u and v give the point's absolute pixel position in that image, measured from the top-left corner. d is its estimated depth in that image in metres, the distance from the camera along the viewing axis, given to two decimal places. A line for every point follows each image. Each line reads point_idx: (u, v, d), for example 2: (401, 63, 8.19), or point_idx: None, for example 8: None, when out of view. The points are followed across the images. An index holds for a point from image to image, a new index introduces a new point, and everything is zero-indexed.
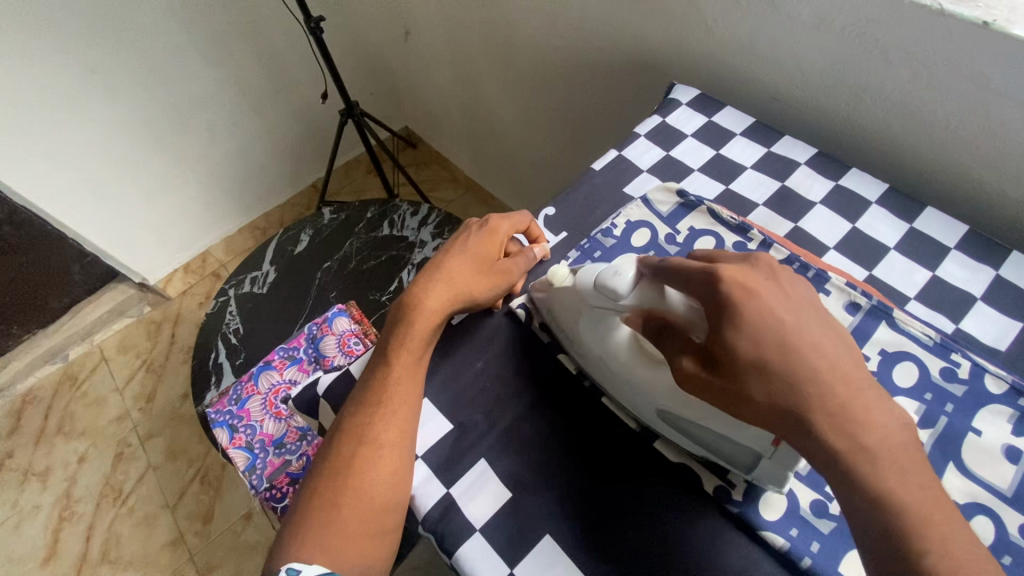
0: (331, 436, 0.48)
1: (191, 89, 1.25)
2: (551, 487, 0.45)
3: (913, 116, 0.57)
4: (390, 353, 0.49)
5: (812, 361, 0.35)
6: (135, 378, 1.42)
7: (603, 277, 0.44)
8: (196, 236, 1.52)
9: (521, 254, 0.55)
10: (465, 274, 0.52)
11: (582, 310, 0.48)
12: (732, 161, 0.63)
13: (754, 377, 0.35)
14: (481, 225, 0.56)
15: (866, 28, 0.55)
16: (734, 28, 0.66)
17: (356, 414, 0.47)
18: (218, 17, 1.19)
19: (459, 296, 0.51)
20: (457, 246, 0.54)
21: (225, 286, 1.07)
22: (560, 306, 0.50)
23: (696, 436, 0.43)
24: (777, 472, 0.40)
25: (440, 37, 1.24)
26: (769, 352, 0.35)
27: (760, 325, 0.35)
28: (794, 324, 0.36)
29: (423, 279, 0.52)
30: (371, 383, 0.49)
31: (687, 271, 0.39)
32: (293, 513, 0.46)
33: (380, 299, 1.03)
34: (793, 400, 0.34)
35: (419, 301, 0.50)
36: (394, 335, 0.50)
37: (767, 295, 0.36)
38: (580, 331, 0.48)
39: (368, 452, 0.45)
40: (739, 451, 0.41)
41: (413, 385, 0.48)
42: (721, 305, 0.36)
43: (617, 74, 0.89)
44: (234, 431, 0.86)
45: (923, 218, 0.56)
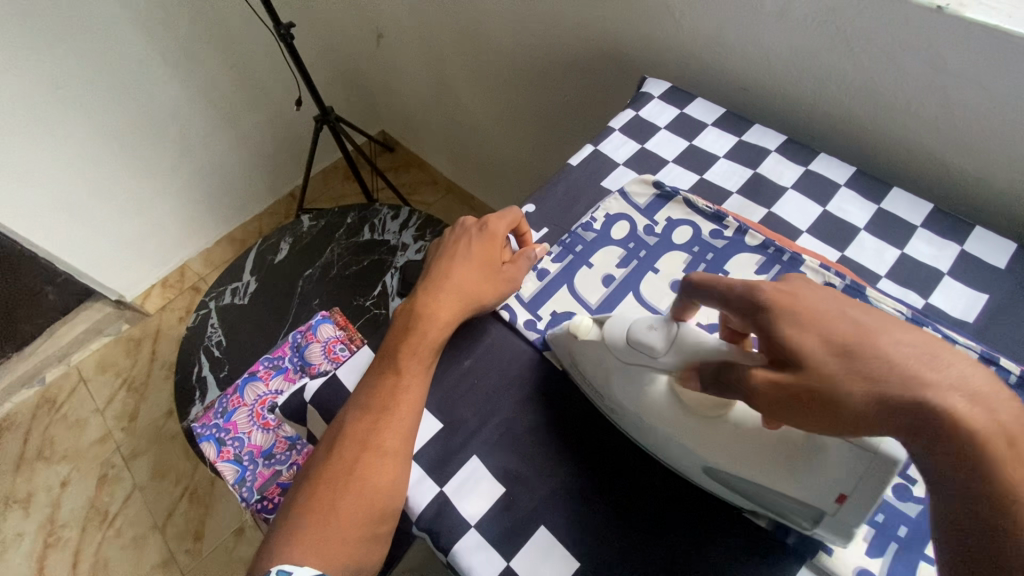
0: (330, 439, 0.47)
1: (161, 100, 1.22)
2: (546, 481, 0.45)
3: (877, 99, 0.59)
4: (395, 359, 0.49)
5: (890, 348, 0.32)
6: (116, 398, 1.40)
7: (637, 330, 0.43)
8: (173, 251, 1.49)
9: (523, 256, 0.55)
10: (474, 283, 0.52)
11: (618, 365, 0.45)
12: (705, 151, 0.64)
13: (836, 367, 0.33)
14: (482, 228, 0.56)
15: (828, 15, 0.56)
16: (701, 20, 0.67)
17: (360, 420, 0.47)
18: (186, 26, 1.17)
19: (465, 302, 0.51)
20: (461, 252, 0.55)
21: (205, 299, 1.06)
22: (585, 354, 0.47)
23: (746, 491, 0.41)
24: (841, 530, 0.38)
25: (412, 39, 1.23)
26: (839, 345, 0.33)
27: (816, 318, 0.35)
28: (859, 317, 0.34)
29: (433, 288, 0.52)
30: (377, 388, 0.48)
31: (720, 288, 0.39)
32: (285, 514, 0.46)
33: (364, 304, 1.02)
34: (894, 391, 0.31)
35: (431, 311, 0.51)
36: (398, 341, 0.50)
37: (808, 293, 0.36)
38: (613, 387, 0.45)
39: (369, 459, 0.45)
40: (801, 510, 0.39)
41: (417, 391, 0.48)
42: (763, 306, 0.36)
43: (588, 71, 0.90)
44: (222, 444, 0.85)
45: (890, 199, 0.58)
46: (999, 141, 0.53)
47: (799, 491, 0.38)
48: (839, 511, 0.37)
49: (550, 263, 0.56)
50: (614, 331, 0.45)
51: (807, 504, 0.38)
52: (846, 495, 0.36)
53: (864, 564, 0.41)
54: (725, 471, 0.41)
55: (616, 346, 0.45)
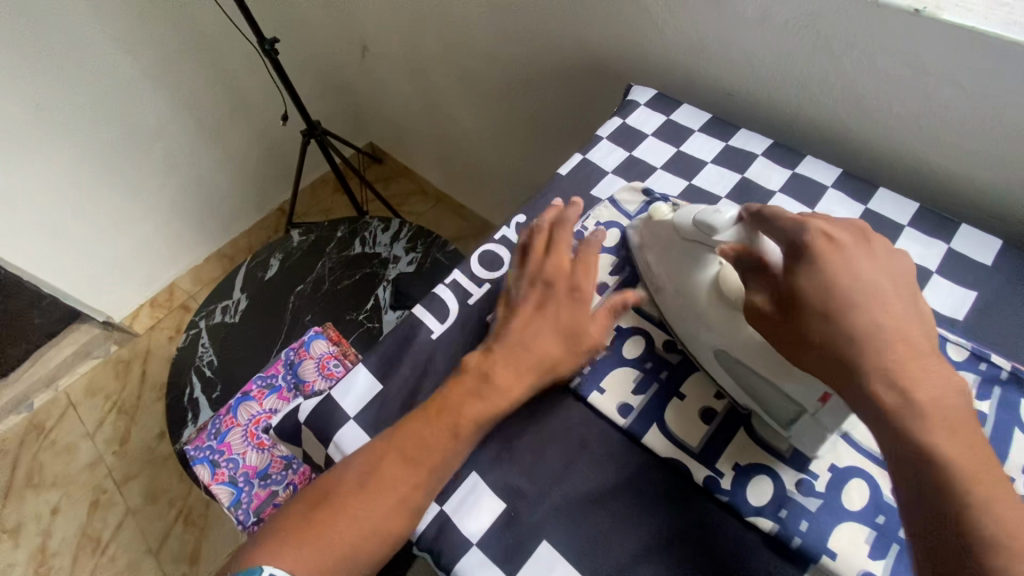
0: (359, 471, 0.43)
1: (144, 118, 1.21)
2: (547, 495, 0.45)
3: (860, 101, 0.59)
4: (447, 416, 0.44)
5: (878, 317, 0.38)
6: (106, 422, 1.37)
7: (704, 215, 0.47)
8: (161, 269, 1.47)
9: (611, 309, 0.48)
10: (555, 351, 0.46)
11: (675, 242, 0.50)
12: (693, 157, 0.64)
13: (815, 322, 0.39)
14: (571, 290, 0.48)
15: (808, 20, 0.57)
16: (683, 27, 0.68)
17: (399, 467, 0.43)
18: (168, 43, 1.16)
19: (540, 372, 0.46)
20: (541, 308, 0.48)
21: (195, 318, 1.04)
22: (655, 234, 0.52)
23: (746, 382, 0.46)
24: (818, 431, 0.42)
25: (397, 50, 1.23)
26: (832, 300, 0.39)
27: (832, 275, 0.39)
28: (870, 283, 0.39)
29: (508, 349, 0.46)
30: (427, 440, 0.44)
31: (784, 219, 0.43)
32: (285, 521, 0.43)
33: (357, 318, 1.01)
34: (853, 344, 0.37)
35: (505, 382, 0.45)
36: (456, 401, 0.45)
37: (850, 253, 0.40)
38: (665, 264, 0.51)
39: (392, 504, 0.42)
40: (785, 406, 0.43)
41: (459, 450, 0.44)
42: (803, 247, 0.41)
43: (572, 78, 0.91)
44: (215, 466, 0.84)
45: (877, 199, 0.58)
46: (979, 140, 0.54)
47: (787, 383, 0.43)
48: (821, 412, 0.41)
49: None
50: (683, 218, 0.49)
51: (793, 401, 0.43)
52: (830, 396, 0.40)
53: (867, 566, 0.40)
54: (732, 357, 0.46)
55: (682, 225, 0.49)
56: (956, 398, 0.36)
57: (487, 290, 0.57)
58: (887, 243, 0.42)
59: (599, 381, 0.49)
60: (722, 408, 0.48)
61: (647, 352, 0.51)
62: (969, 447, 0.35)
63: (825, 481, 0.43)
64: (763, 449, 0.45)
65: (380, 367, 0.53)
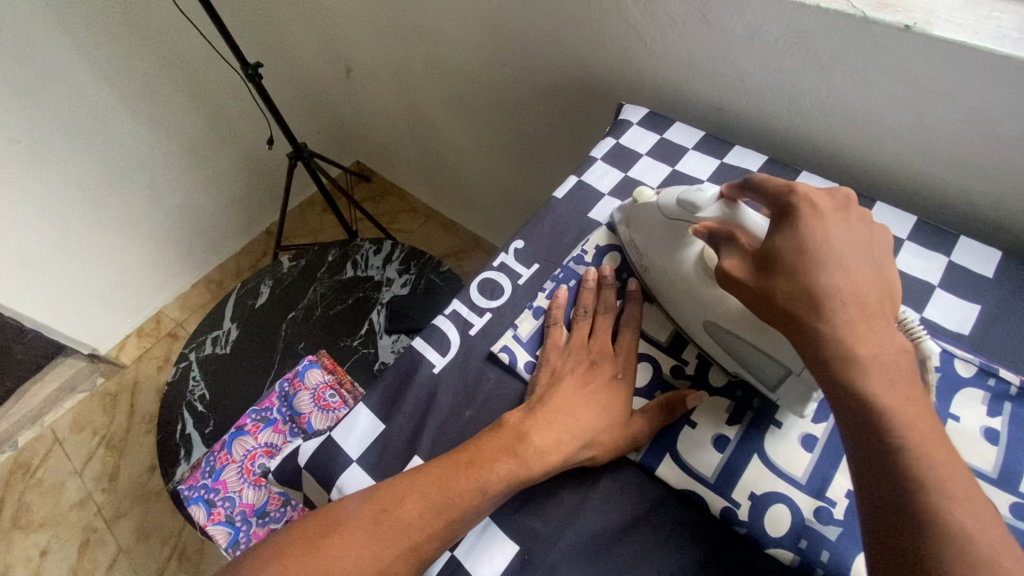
0: (369, 504, 0.42)
1: (126, 146, 1.19)
2: (561, 536, 0.44)
3: (852, 117, 0.59)
4: (477, 469, 0.43)
5: (841, 281, 0.39)
6: (95, 457, 1.33)
7: (687, 193, 0.49)
8: (147, 298, 1.44)
9: (658, 401, 0.48)
10: (594, 421, 0.46)
11: (660, 222, 0.52)
12: (689, 176, 0.64)
13: (782, 281, 0.40)
14: (613, 375, 0.50)
15: (798, 38, 0.57)
16: (672, 46, 0.68)
17: (417, 514, 0.42)
18: (149, 70, 1.14)
19: (581, 443, 0.45)
20: (581, 378, 0.49)
21: (185, 350, 1.02)
22: (638, 214, 0.54)
23: (734, 349, 0.47)
24: (803, 393, 0.44)
25: (382, 69, 1.23)
26: (806, 260, 0.39)
27: (808, 239, 0.40)
28: (840, 248, 0.40)
29: (547, 413, 0.46)
30: (452, 495, 0.42)
31: (771, 185, 0.43)
32: (283, 542, 0.42)
33: (351, 344, 0.99)
34: (816, 304, 0.38)
35: (545, 447, 0.44)
36: (490, 455, 0.44)
37: (829, 221, 0.41)
38: (653, 243, 0.52)
39: (403, 550, 0.41)
40: (772, 369, 0.45)
41: (482, 509, 0.43)
42: (789, 214, 0.41)
43: (560, 96, 0.90)
44: (212, 506, 0.82)
45: (876, 213, 0.58)
46: (971, 151, 0.54)
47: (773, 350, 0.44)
48: (803, 372, 0.42)
49: (544, 300, 0.56)
50: (669, 198, 0.51)
51: (779, 363, 0.44)
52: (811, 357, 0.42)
53: None
54: (722, 329, 0.47)
55: (667, 207, 0.51)
56: (898, 356, 0.37)
57: (488, 319, 0.55)
58: (864, 213, 0.43)
59: None
60: (735, 434, 0.46)
61: (655, 379, 0.51)
62: (910, 400, 0.36)
63: (844, 509, 0.42)
64: (779, 477, 0.44)
65: (382, 406, 0.51)
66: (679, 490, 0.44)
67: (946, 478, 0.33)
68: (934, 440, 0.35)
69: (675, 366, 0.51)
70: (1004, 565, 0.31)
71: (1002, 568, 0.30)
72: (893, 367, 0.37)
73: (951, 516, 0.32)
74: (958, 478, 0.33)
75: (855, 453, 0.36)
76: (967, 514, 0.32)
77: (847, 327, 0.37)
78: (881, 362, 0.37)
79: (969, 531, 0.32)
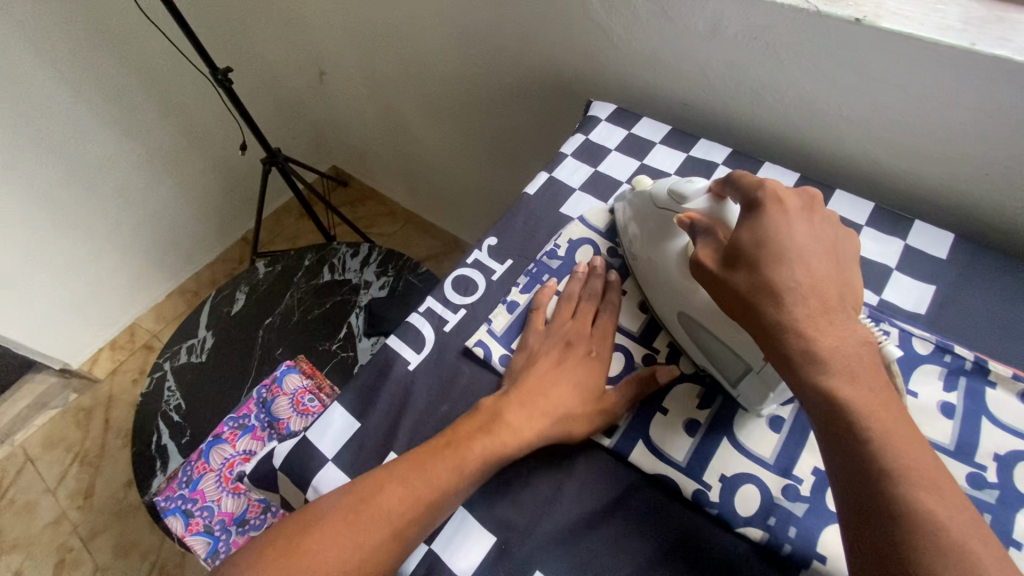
0: (345, 494, 0.42)
1: (93, 155, 1.16)
2: (538, 526, 0.44)
3: (811, 107, 0.61)
4: (453, 450, 0.44)
5: (799, 275, 0.40)
6: (69, 474, 1.30)
7: (678, 185, 0.50)
8: (120, 310, 1.41)
9: (631, 378, 0.49)
10: (566, 400, 0.47)
11: (652, 211, 0.53)
12: (656, 169, 0.65)
13: (743, 276, 0.41)
14: (589, 353, 0.51)
15: (756, 33, 0.59)
16: (637, 43, 0.70)
17: (394, 501, 0.42)
18: (115, 77, 1.12)
19: (552, 421, 0.46)
20: (558, 360, 0.50)
21: (159, 360, 1.00)
22: (636, 201, 0.55)
23: (704, 342, 0.49)
24: (761, 391, 0.44)
25: (355, 73, 1.22)
26: (765, 254, 0.41)
27: (770, 232, 0.42)
28: (803, 245, 0.41)
29: (520, 394, 0.48)
30: (429, 479, 0.43)
31: (746, 180, 0.45)
32: (257, 545, 0.41)
33: (330, 348, 0.98)
34: (776, 297, 0.40)
35: (517, 426, 0.46)
36: (466, 435, 0.45)
37: (789, 216, 0.42)
38: (642, 234, 0.54)
39: (382, 538, 0.41)
40: (735, 364, 0.46)
41: (458, 491, 0.43)
42: (753, 208, 0.43)
43: (532, 94, 0.91)
44: (190, 516, 0.81)
45: (835, 201, 0.59)
46: (923, 138, 0.56)
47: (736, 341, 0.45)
48: (763, 369, 0.44)
49: (518, 294, 0.56)
50: (660, 188, 0.52)
51: (743, 359, 0.45)
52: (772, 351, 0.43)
53: None
54: (692, 319, 0.49)
55: (658, 196, 0.52)
56: (860, 349, 0.38)
57: (462, 316, 0.56)
58: (827, 215, 0.44)
59: None
60: (705, 418, 0.48)
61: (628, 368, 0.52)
62: (870, 390, 0.37)
63: (811, 485, 0.44)
64: (749, 459, 0.45)
65: (357, 404, 0.51)
66: (652, 475, 0.45)
67: (911, 466, 0.34)
68: (899, 429, 0.36)
69: (647, 355, 0.52)
70: (975, 551, 0.31)
71: (973, 554, 0.31)
72: (855, 359, 0.38)
73: (920, 503, 0.33)
74: (926, 465, 0.34)
75: (827, 446, 0.37)
76: (936, 499, 0.33)
77: (807, 320, 0.39)
78: (841, 355, 0.38)
79: (937, 517, 0.32)
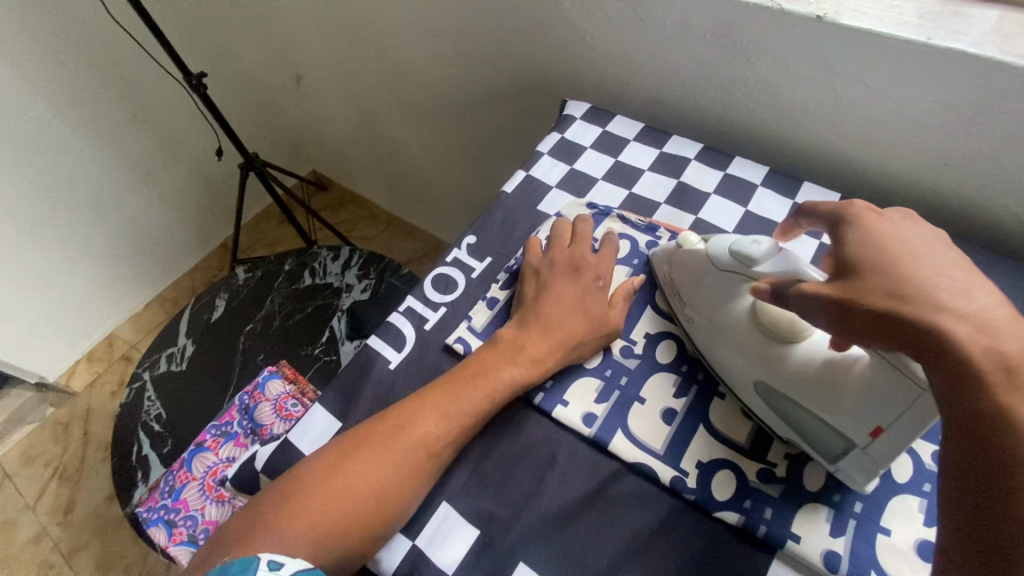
0: (381, 424, 0.45)
1: (65, 164, 1.14)
2: (521, 518, 0.45)
3: (778, 103, 0.63)
4: (481, 380, 0.48)
5: (935, 277, 0.35)
6: (48, 490, 1.27)
7: (741, 245, 0.46)
8: (96, 321, 1.39)
9: (626, 294, 0.53)
10: (578, 326, 0.51)
11: (711, 272, 0.49)
12: (631, 166, 0.66)
13: (865, 285, 0.36)
14: (597, 280, 0.54)
15: (723, 31, 0.60)
16: (609, 42, 0.71)
17: (430, 426, 0.45)
18: (86, 84, 1.11)
19: (569, 348, 0.50)
20: (566, 291, 0.53)
21: (138, 369, 0.99)
22: (687, 260, 0.51)
23: (792, 417, 0.44)
24: (870, 468, 0.41)
25: (331, 76, 1.22)
26: (887, 259, 0.36)
27: (881, 240, 0.38)
28: (924, 249, 0.37)
29: (536, 324, 0.51)
30: (460, 404, 0.46)
31: (822, 209, 0.43)
32: (292, 477, 0.43)
33: (312, 352, 0.98)
34: (912, 301, 0.34)
35: (536, 353, 0.49)
36: (492, 367, 0.48)
37: (893, 226, 0.39)
38: (701, 294, 0.50)
39: (421, 460, 0.44)
40: (835, 440, 0.42)
41: (489, 412, 0.47)
42: (844, 222, 0.41)
43: (508, 94, 0.92)
44: (173, 526, 0.79)
45: (803, 192, 0.61)
46: (885, 130, 0.58)
47: (835, 416, 0.41)
48: (869, 446, 0.40)
49: (498, 291, 0.57)
50: (719, 248, 0.49)
51: (843, 435, 0.41)
52: (882, 427, 0.39)
53: (830, 545, 0.41)
54: (780, 393, 0.45)
55: (718, 258, 0.48)
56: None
57: (442, 314, 0.56)
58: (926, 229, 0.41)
59: (562, 395, 0.50)
60: (682, 407, 0.49)
61: (607, 360, 0.52)
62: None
63: (784, 468, 0.45)
64: (724, 445, 0.46)
65: (338, 405, 0.52)
66: (632, 466, 0.46)
67: None
68: None
69: (625, 347, 0.52)
70: None
71: None
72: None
73: None
74: None
75: (963, 464, 0.30)
76: None
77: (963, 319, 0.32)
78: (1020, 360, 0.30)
79: None
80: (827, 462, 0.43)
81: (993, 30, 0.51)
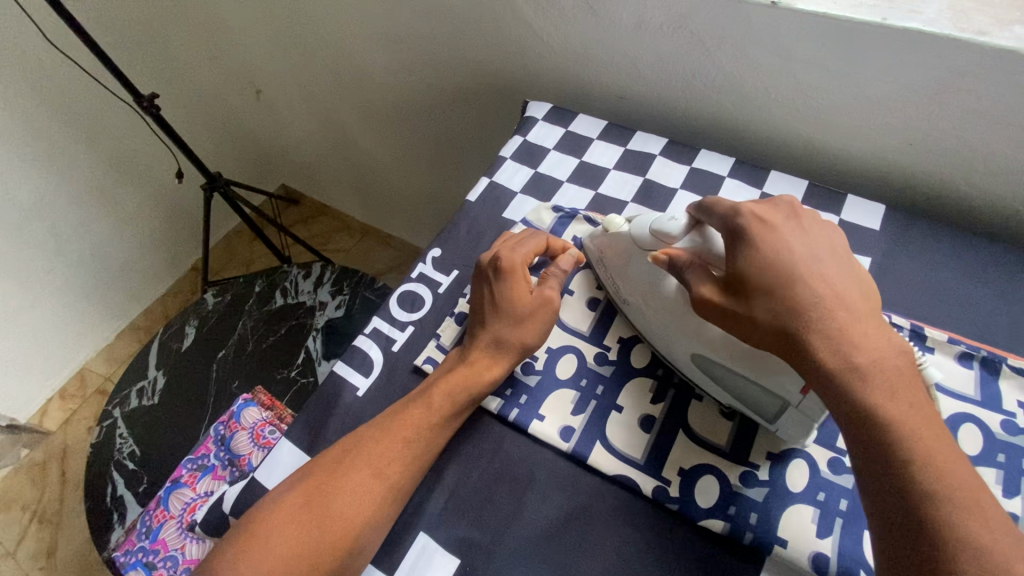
0: (330, 451, 0.45)
1: (17, 197, 1.09)
2: (502, 542, 0.43)
3: (740, 93, 0.62)
4: (425, 393, 0.47)
5: (816, 289, 0.38)
6: (27, 535, 1.23)
7: (660, 225, 0.46)
8: (66, 357, 1.34)
9: (548, 274, 0.51)
10: (511, 327, 0.49)
11: (635, 255, 0.48)
12: (595, 166, 0.65)
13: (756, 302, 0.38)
14: (497, 268, 0.50)
15: (680, 22, 0.59)
16: (567, 38, 0.69)
17: (376, 444, 0.44)
18: (34, 113, 1.06)
19: (504, 347, 0.48)
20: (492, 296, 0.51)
21: (108, 407, 0.96)
22: (613, 245, 0.51)
23: (727, 382, 0.45)
24: (804, 423, 0.42)
25: (291, 88, 1.19)
26: (774, 276, 0.38)
27: (772, 251, 0.39)
28: (807, 256, 0.39)
29: (472, 336, 0.50)
30: (401, 417, 0.45)
31: (721, 205, 0.43)
32: (247, 515, 0.43)
33: (288, 375, 0.95)
34: (797, 318, 0.37)
35: (473, 362, 0.48)
36: (433, 379, 0.48)
37: (784, 229, 0.40)
38: (629, 275, 0.49)
39: (366, 482, 0.43)
40: (768, 401, 0.43)
41: (435, 428, 0.45)
42: (739, 229, 0.41)
43: (472, 98, 0.90)
44: (152, 568, 0.76)
45: (770, 182, 0.60)
46: (848, 115, 0.58)
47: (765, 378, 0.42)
48: (803, 403, 0.41)
49: (466, 306, 0.55)
50: (640, 229, 0.48)
51: (776, 396, 0.42)
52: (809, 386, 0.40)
53: (818, 547, 0.40)
54: (709, 359, 0.44)
55: (640, 238, 0.48)
56: (898, 359, 0.36)
57: (410, 333, 0.54)
58: (812, 214, 0.42)
59: (538, 409, 0.48)
60: (660, 413, 0.47)
61: (582, 369, 0.50)
62: (914, 408, 0.35)
63: (767, 469, 0.44)
64: (705, 450, 0.45)
65: (306, 438, 0.49)
66: (612, 479, 0.45)
67: (957, 484, 0.32)
68: (941, 447, 0.34)
69: (599, 354, 0.51)
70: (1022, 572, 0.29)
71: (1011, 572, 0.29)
72: (891, 372, 0.36)
73: (965, 527, 0.31)
74: (964, 479, 0.33)
75: (866, 466, 0.35)
76: (980, 522, 0.31)
77: (839, 335, 0.37)
78: (879, 369, 0.36)
79: (979, 538, 0.31)
80: (766, 422, 0.44)
81: (948, 7, 0.50)
